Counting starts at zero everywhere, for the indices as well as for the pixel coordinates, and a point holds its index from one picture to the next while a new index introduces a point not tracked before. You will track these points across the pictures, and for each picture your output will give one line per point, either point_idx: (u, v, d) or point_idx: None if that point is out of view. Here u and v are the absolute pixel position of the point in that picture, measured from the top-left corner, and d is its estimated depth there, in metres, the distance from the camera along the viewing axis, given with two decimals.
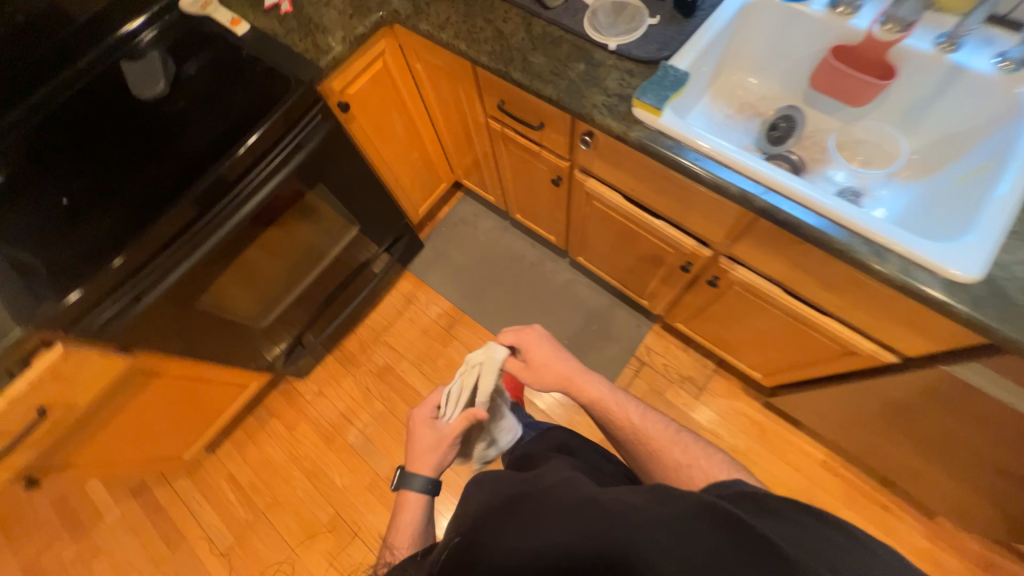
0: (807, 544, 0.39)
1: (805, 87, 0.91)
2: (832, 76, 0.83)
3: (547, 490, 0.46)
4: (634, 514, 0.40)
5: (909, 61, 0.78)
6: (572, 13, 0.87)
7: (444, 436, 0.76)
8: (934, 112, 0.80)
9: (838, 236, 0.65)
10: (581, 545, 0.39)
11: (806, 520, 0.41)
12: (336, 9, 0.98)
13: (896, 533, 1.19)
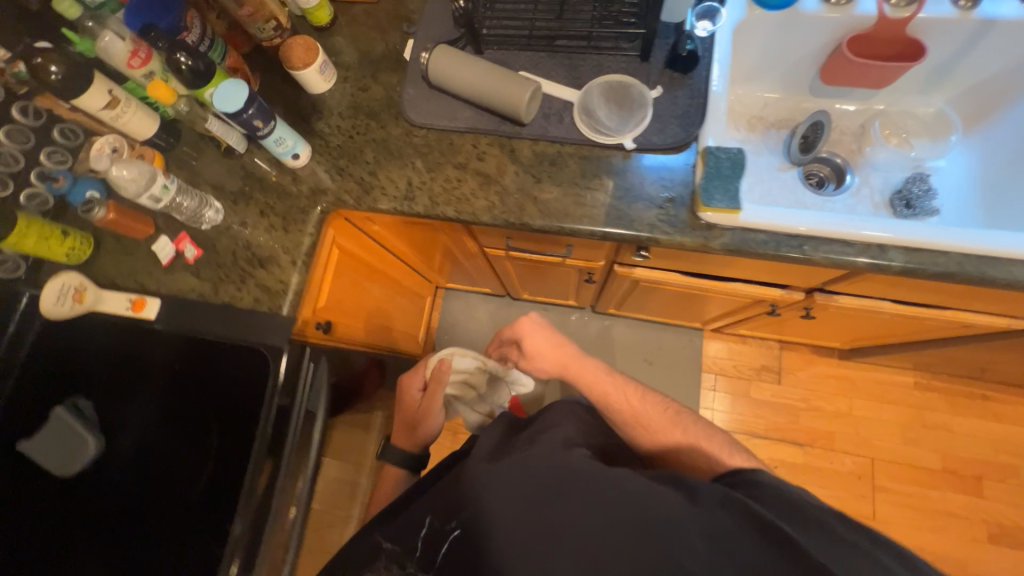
0: (842, 556, 0.42)
1: (811, 82, 0.81)
2: (850, 70, 0.74)
3: (605, 489, 0.47)
4: (676, 517, 0.44)
5: (930, 30, 0.70)
6: (554, 118, 0.71)
7: (426, 408, 0.81)
8: (964, 69, 0.73)
9: (998, 272, 0.57)
10: (609, 539, 0.44)
11: (856, 538, 0.44)
12: (259, 227, 0.74)
13: (1003, 413, 1.26)
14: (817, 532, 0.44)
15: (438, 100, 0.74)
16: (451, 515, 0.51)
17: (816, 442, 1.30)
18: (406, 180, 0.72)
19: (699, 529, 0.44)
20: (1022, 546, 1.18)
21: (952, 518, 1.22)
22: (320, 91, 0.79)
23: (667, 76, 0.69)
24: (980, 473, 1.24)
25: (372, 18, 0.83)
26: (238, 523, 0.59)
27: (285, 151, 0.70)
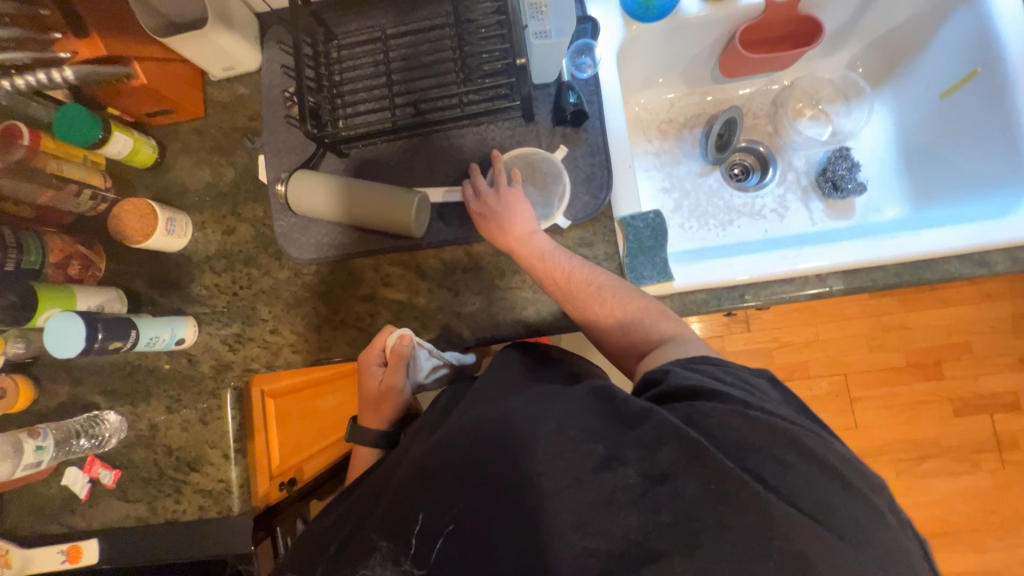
0: (819, 504, 0.33)
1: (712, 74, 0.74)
2: (747, 62, 0.68)
3: (526, 460, 0.36)
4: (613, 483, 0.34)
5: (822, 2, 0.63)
6: (451, 216, 0.62)
7: (387, 385, 0.60)
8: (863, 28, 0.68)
9: (932, 273, 0.56)
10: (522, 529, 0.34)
11: (836, 484, 0.34)
12: (170, 425, 0.65)
13: (949, 298, 1.34)
14: (760, 458, 0.34)
15: (317, 227, 0.64)
16: (383, 514, 0.38)
17: (793, 374, 1.37)
18: (315, 327, 0.64)
19: (648, 457, 0.34)
20: (982, 410, 1.32)
21: (921, 405, 1.33)
22: (179, 247, 0.67)
23: (560, 134, 0.61)
24: (938, 357, 1.34)
25: (207, 138, 0.69)
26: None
27: (165, 345, 0.61)
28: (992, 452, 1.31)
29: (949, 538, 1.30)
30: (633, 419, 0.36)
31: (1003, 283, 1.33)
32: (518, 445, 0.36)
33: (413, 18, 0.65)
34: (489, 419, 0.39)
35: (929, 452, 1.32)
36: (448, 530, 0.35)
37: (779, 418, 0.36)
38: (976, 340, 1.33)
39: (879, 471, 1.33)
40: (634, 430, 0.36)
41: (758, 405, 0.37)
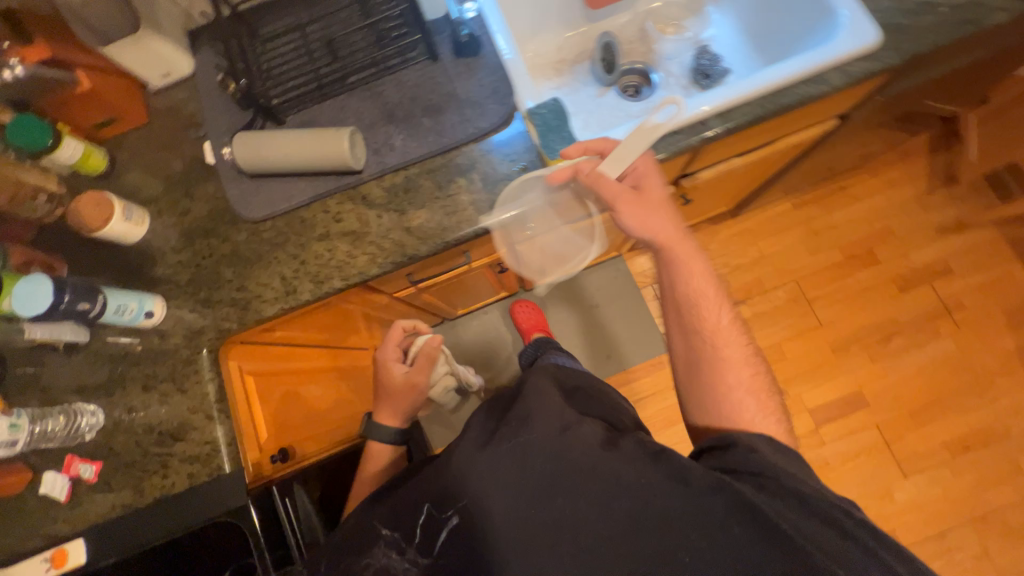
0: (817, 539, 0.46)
1: (583, 13, 0.88)
2: None
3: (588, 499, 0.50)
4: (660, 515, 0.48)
5: None
6: (384, 149, 0.70)
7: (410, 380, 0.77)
8: None
9: (787, 97, 0.67)
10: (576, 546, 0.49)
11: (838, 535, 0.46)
12: (148, 405, 0.66)
13: (861, 193, 1.50)
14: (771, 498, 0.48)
15: (266, 187, 0.70)
16: (408, 520, 0.59)
17: (752, 293, 1.46)
18: (279, 275, 0.68)
19: (695, 505, 0.48)
20: (923, 283, 1.43)
21: (869, 291, 1.44)
22: (140, 236, 0.71)
23: (463, 64, 0.71)
24: (869, 245, 1.47)
25: (153, 141, 0.75)
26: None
27: (134, 315, 0.64)
28: (945, 317, 1.40)
29: (937, 407, 1.35)
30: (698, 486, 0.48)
31: (901, 170, 1.50)
32: (546, 464, 0.53)
33: (320, 4, 0.76)
34: (577, 458, 0.52)
35: (892, 331, 1.41)
36: (451, 521, 0.55)
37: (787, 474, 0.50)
38: (895, 223, 1.48)
39: (855, 361, 1.40)
40: (668, 472, 0.50)
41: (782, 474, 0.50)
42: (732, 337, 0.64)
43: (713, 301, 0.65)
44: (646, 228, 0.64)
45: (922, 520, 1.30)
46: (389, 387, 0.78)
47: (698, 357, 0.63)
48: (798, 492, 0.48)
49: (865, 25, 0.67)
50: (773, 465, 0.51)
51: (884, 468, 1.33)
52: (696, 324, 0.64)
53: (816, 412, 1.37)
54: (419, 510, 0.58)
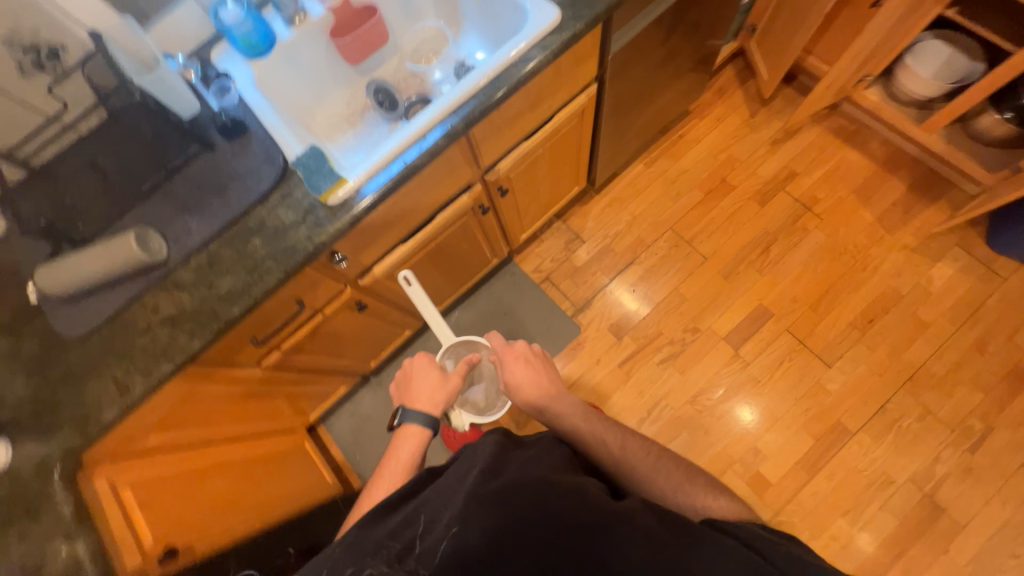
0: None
1: (354, 69, 1.01)
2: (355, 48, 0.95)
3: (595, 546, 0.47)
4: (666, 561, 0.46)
5: None
6: (184, 236, 0.77)
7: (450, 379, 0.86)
8: None
9: (505, 81, 0.80)
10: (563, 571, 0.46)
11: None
12: (5, 547, 0.67)
13: (697, 135, 1.65)
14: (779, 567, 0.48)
15: (84, 304, 0.75)
16: (406, 534, 0.50)
17: (638, 251, 1.55)
18: (112, 378, 0.72)
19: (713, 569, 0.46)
20: (778, 191, 1.55)
21: (736, 214, 1.55)
22: None
23: (237, 143, 0.81)
24: (722, 175, 1.60)
25: None
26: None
27: None
28: (807, 213, 1.52)
29: (832, 293, 1.43)
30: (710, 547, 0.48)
31: (722, 106, 1.67)
32: (570, 498, 0.50)
33: (104, 135, 0.85)
34: (591, 496, 0.51)
35: (768, 241, 1.51)
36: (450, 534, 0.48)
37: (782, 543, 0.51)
38: (735, 149, 1.62)
39: (747, 279, 1.48)
40: (680, 535, 0.49)
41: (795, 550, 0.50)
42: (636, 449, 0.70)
43: (605, 429, 0.73)
44: (524, 385, 0.81)
45: (861, 401, 1.33)
46: (427, 383, 0.84)
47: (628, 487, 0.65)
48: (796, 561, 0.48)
49: (544, 9, 0.81)
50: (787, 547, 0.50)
51: (809, 366, 1.38)
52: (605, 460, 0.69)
53: (731, 337, 1.43)
54: (417, 527, 0.50)
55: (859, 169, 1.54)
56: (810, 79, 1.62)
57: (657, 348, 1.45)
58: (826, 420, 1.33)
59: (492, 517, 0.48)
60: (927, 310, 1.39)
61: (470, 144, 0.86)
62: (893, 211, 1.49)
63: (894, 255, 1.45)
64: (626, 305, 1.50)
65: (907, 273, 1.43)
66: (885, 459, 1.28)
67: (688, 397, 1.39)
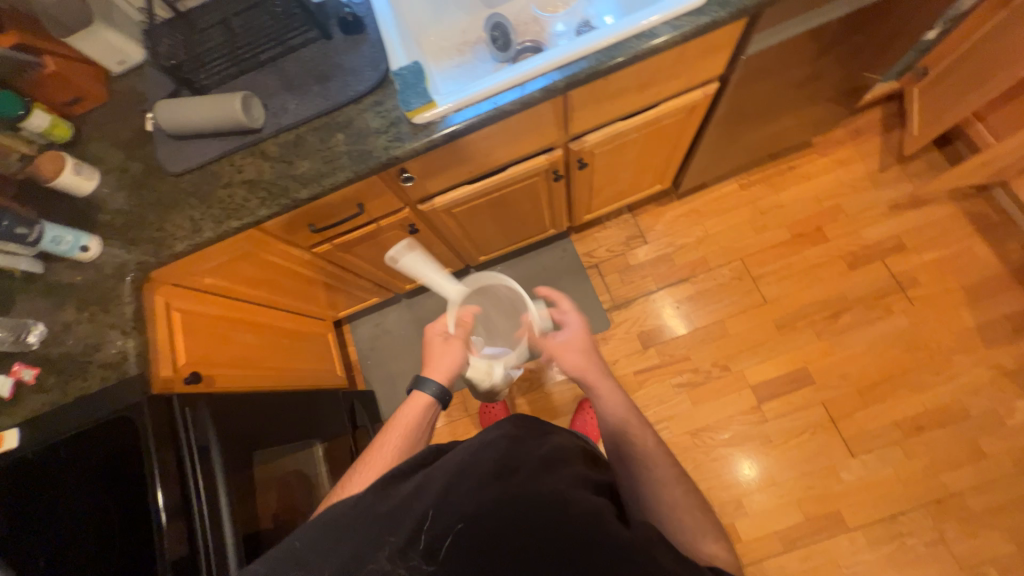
0: None
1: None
2: None
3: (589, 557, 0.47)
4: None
5: None
6: (281, 111, 0.83)
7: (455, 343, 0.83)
8: None
9: (622, 50, 0.76)
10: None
11: None
12: (79, 321, 0.80)
13: (809, 171, 1.50)
14: None
15: (187, 146, 0.84)
16: (411, 519, 0.52)
17: (697, 270, 1.48)
18: (190, 217, 0.81)
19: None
20: (874, 258, 1.40)
21: (817, 268, 1.42)
22: (88, 190, 0.86)
23: (351, 40, 0.85)
24: (818, 222, 1.46)
25: (109, 116, 0.92)
26: (160, 546, 0.66)
27: (68, 246, 0.79)
28: (897, 293, 1.36)
29: (888, 385, 1.31)
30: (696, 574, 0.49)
31: (851, 148, 1.50)
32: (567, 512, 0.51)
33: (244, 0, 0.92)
34: (589, 509, 0.51)
35: (840, 307, 1.38)
36: (455, 529, 0.51)
37: None
38: (846, 200, 1.46)
39: (800, 337, 1.38)
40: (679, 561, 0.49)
41: None
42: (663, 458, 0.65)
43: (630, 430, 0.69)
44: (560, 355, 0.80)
45: (870, 501, 1.24)
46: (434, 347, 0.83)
47: (633, 495, 0.63)
48: None
49: None
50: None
51: (830, 446, 1.29)
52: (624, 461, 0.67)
53: (759, 388, 1.36)
54: (421, 513, 0.52)
55: (981, 266, 1.35)
56: (966, 149, 1.40)
57: (678, 370, 1.41)
58: (825, 505, 1.25)
59: (499, 526, 0.50)
60: (991, 441, 1.23)
61: (565, 106, 0.84)
62: (1001, 324, 1.30)
63: (979, 371, 1.28)
64: (665, 320, 1.46)
65: (985, 394, 1.26)
66: (872, 567, 1.20)
67: (690, 428, 1.35)
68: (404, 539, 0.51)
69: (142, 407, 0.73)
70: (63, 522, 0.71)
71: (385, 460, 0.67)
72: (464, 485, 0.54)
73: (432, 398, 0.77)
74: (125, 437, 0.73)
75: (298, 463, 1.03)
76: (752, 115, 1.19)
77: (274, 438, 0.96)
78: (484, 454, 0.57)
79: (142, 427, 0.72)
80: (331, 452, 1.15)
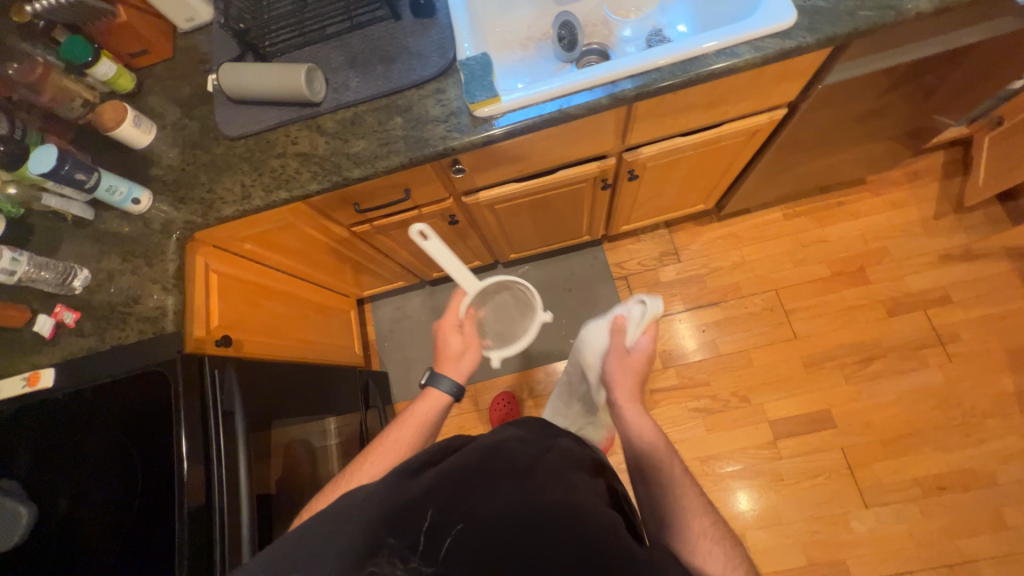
0: None
1: None
2: None
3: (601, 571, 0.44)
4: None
5: None
6: (342, 88, 0.82)
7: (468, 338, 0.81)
8: None
9: (699, 66, 0.73)
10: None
11: None
12: (123, 271, 0.81)
13: (859, 209, 1.45)
14: None
15: (245, 112, 0.85)
16: (413, 520, 0.49)
17: (729, 296, 1.45)
18: (241, 183, 0.82)
19: None
20: (916, 308, 1.35)
21: (854, 310, 1.38)
22: (144, 144, 0.87)
23: (420, 23, 0.83)
24: (862, 263, 1.41)
25: (171, 72, 0.93)
26: (179, 500, 0.67)
27: (121, 198, 0.80)
28: (935, 346, 1.31)
29: (914, 440, 1.27)
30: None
31: (907, 191, 1.44)
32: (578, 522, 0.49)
33: None
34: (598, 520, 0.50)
35: (873, 353, 1.34)
36: (456, 532, 0.49)
37: None
38: (894, 244, 1.41)
39: (827, 378, 1.34)
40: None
41: None
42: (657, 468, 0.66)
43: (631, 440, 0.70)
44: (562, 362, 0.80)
45: (879, 556, 1.20)
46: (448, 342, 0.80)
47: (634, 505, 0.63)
48: None
49: (779, 7, 0.73)
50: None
51: (844, 493, 1.26)
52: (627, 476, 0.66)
53: (777, 425, 1.33)
54: (422, 513, 0.50)
55: None
56: None
57: (696, 395, 1.38)
58: (831, 553, 1.22)
59: (506, 531, 0.48)
60: (1015, 512, 1.19)
61: (629, 116, 0.82)
62: None
63: (1012, 439, 1.23)
64: (690, 342, 1.43)
65: (1015, 464, 1.21)
66: None
67: (701, 455, 1.33)
68: (406, 541, 0.48)
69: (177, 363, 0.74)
70: (89, 462, 0.73)
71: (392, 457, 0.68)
72: (472, 488, 0.52)
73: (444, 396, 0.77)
74: (156, 391, 0.74)
75: (312, 437, 1.04)
76: (811, 144, 1.14)
77: (292, 410, 0.97)
78: (492, 457, 0.55)
79: (174, 383, 0.73)
80: (342, 430, 1.16)
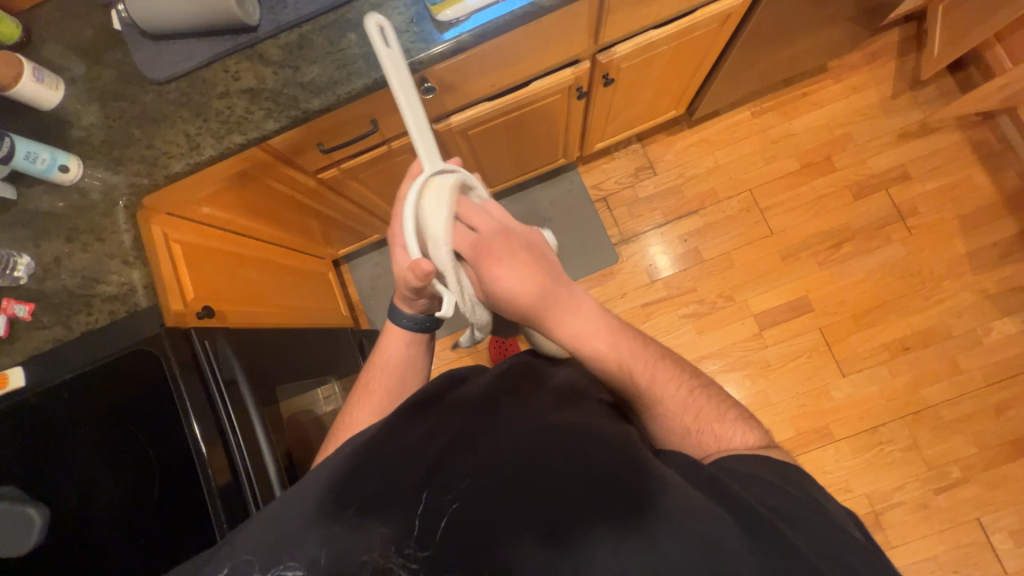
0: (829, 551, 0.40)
1: None
2: None
3: (597, 494, 0.44)
4: (681, 500, 0.43)
5: None
6: (279, 6, 0.71)
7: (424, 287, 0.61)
8: None
9: None
10: (576, 516, 0.43)
11: (838, 538, 0.42)
12: (71, 251, 0.73)
13: (822, 97, 1.46)
14: (790, 518, 0.42)
15: (170, 50, 0.73)
16: (415, 472, 0.48)
17: (706, 202, 1.46)
18: (184, 134, 0.72)
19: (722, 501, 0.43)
20: (878, 188, 1.41)
21: (823, 199, 1.43)
22: (57, 104, 0.75)
23: None
24: (828, 151, 1.44)
25: (66, 11, 0.78)
26: (205, 476, 0.65)
27: (46, 165, 0.70)
28: (897, 222, 1.40)
29: (882, 309, 1.37)
30: (710, 485, 0.45)
31: (867, 74, 1.46)
32: (575, 446, 0.48)
33: None
34: (601, 446, 0.48)
35: (842, 237, 1.41)
36: (454, 489, 0.47)
37: (802, 490, 0.46)
38: (856, 128, 1.44)
39: (802, 266, 1.41)
40: (701, 482, 0.46)
41: (812, 492, 0.46)
42: (671, 376, 0.59)
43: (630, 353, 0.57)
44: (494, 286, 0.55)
45: (857, 415, 1.35)
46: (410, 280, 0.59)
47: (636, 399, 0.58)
48: (808, 503, 0.44)
49: None
50: (820, 502, 0.45)
51: (824, 368, 1.37)
52: (634, 391, 0.57)
53: (761, 317, 1.41)
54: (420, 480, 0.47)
55: (977, 195, 1.38)
56: (979, 76, 1.39)
57: (684, 302, 1.43)
58: (815, 421, 1.36)
59: (506, 468, 0.47)
60: (967, 358, 1.34)
61: (602, 8, 0.76)
62: (992, 250, 1.36)
63: (964, 295, 1.36)
64: (674, 254, 1.46)
65: (967, 317, 1.35)
66: (851, 472, 1.33)
67: (694, 356, 1.40)
68: (407, 495, 0.47)
69: (159, 340, 0.68)
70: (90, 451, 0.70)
71: (381, 401, 0.66)
72: (481, 424, 0.51)
73: (414, 330, 0.70)
74: (147, 370, 0.68)
75: (316, 401, 1.01)
76: (781, 28, 1.11)
77: (292, 374, 0.93)
78: (494, 399, 0.55)
79: (164, 358, 0.67)
80: (347, 389, 1.14)
